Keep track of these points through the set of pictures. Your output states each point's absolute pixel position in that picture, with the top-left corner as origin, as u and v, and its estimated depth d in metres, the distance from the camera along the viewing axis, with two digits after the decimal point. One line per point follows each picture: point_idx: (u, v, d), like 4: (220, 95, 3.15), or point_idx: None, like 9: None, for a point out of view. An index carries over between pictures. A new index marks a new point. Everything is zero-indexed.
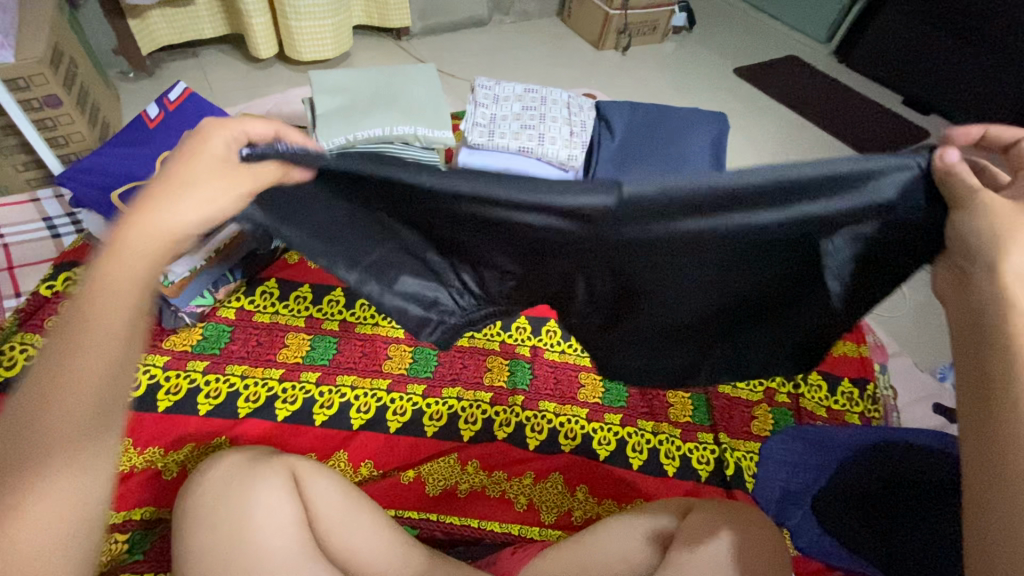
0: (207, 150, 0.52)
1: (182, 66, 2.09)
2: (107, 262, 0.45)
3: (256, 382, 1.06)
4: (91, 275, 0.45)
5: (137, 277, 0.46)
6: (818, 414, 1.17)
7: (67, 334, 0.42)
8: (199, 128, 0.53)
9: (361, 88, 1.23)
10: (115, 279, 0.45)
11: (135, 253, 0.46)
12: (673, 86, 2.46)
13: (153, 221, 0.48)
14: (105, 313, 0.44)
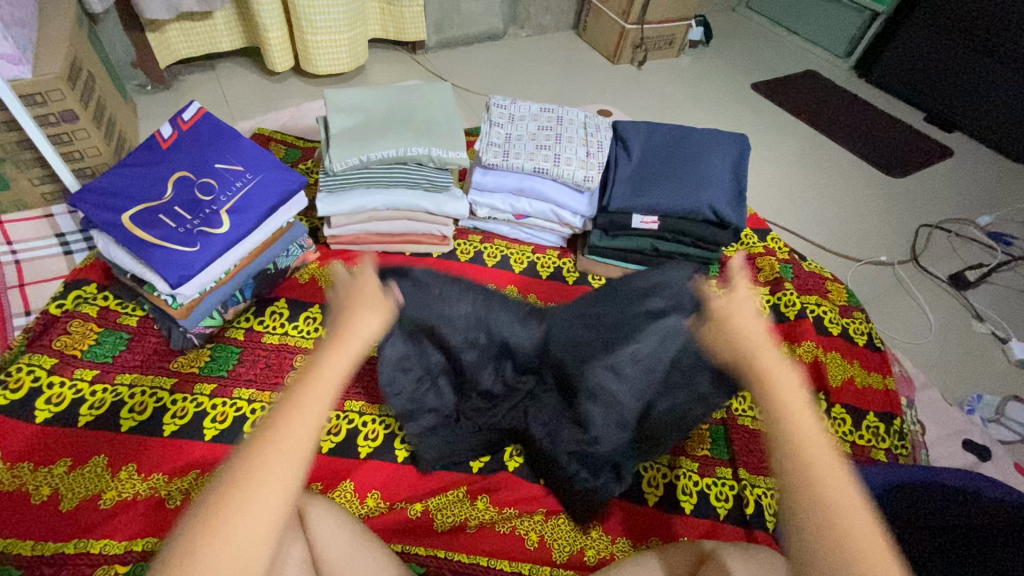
0: (364, 320, 0.61)
1: (199, 79, 2.10)
2: (285, 423, 0.50)
3: (264, 407, 1.04)
4: (270, 429, 0.50)
5: (307, 438, 0.51)
6: (843, 449, 1.12)
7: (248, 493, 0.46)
8: (367, 283, 0.66)
9: (375, 107, 1.21)
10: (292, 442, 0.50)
11: (310, 415, 0.52)
12: (689, 101, 2.43)
13: (319, 382, 0.54)
14: (291, 444, 0.49)
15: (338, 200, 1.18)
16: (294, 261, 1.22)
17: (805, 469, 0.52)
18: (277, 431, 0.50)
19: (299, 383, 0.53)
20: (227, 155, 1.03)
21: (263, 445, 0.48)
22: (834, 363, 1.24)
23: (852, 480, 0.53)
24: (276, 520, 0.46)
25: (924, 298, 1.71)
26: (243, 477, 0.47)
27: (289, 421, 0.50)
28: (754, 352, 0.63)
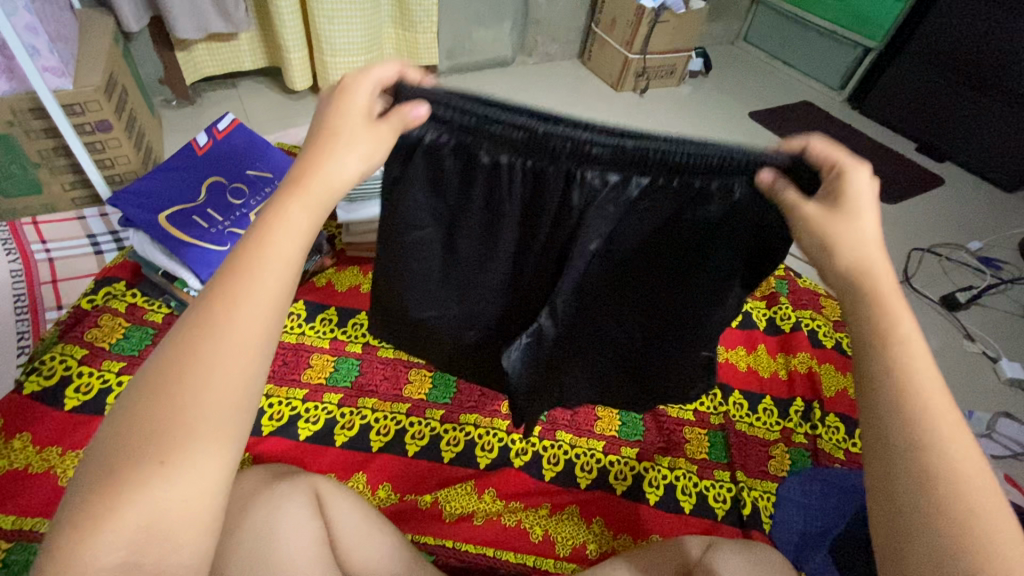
0: (346, 160, 0.50)
1: (221, 96, 2.20)
2: (225, 311, 0.41)
3: (282, 402, 1.09)
4: (204, 320, 0.41)
5: (259, 332, 0.42)
6: (836, 456, 1.15)
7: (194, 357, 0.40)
8: (357, 93, 0.53)
9: None
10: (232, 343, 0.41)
11: (253, 305, 0.42)
12: (690, 127, 2.53)
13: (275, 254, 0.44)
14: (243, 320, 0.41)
15: (358, 209, 1.25)
16: (313, 265, 1.28)
17: (907, 426, 0.41)
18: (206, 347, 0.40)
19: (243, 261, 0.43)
20: (258, 164, 1.10)
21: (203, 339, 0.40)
22: (828, 374, 1.29)
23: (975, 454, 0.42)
24: (239, 389, 0.41)
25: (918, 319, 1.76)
26: (199, 347, 0.40)
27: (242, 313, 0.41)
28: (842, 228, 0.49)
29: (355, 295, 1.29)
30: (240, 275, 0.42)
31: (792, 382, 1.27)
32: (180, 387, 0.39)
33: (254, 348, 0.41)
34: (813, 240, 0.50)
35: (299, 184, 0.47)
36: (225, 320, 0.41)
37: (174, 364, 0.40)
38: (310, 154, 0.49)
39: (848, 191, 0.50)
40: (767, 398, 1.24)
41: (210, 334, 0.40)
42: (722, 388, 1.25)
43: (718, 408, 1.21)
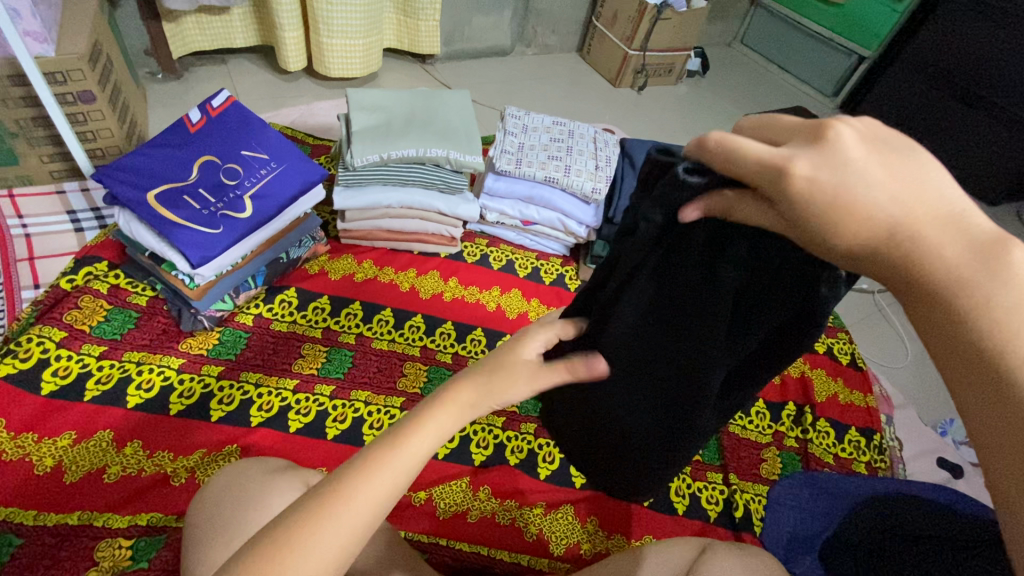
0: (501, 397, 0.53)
1: (210, 72, 2.13)
2: (361, 482, 0.45)
3: (270, 392, 1.05)
4: (367, 461, 0.46)
5: (381, 503, 0.46)
6: (826, 461, 1.17)
7: (342, 507, 0.44)
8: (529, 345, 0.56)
9: (396, 108, 1.25)
10: (360, 507, 0.45)
11: (383, 486, 0.46)
12: (686, 127, 2.53)
13: (410, 450, 0.48)
14: (377, 486, 0.46)
15: (354, 195, 1.20)
16: (306, 252, 1.25)
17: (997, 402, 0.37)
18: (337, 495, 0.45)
19: (386, 443, 0.48)
20: (253, 143, 1.06)
21: (346, 489, 0.45)
22: (819, 379, 1.30)
23: None
24: (388, 496, 0.47)
25: (902, 325, 1.80)
26: (365, 472, 0.46)
27: (370, 485, 0.45)
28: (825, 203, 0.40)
29: (349, 285, 1.26)
30: (395, 443, 0.47)
31: (786, 386, 1.27)
32: (348, 487, 0.45)
33: (376, 512, 0.46)
34: (811, 203, 0.40)
35: (454, 395, 0.51)
36: (391, 454, 0.47)
37: (349, 472, 0.46)
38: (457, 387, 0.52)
39: (744, 143, 0.42)
40: (760, 402, 1.24)
41: (383, 458, 0.47)
42: None
43: None
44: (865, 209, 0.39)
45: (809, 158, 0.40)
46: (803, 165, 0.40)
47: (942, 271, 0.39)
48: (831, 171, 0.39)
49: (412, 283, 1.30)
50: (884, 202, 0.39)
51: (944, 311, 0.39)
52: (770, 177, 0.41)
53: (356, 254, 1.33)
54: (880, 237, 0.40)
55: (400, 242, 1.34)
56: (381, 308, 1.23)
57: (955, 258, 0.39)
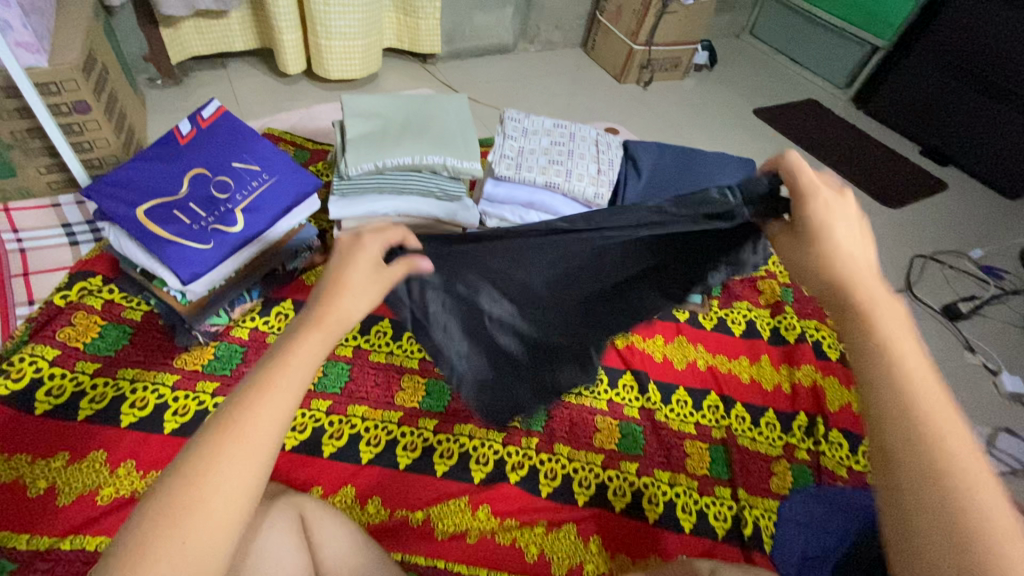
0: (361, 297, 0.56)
1: (210, 77, 2.11)
2: (247, 421, 0.43)
3: None
4: (241, 403, 0.44)
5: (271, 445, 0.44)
6: (839, 474, 1.13)
7: (236, 445, 0.43)
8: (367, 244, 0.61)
9: (392, 114, 1.22)
10: (250, 445, 0.43)
11: (272, 416, 0.44)
12: (695, 122, 2.47)
13: (288, 373, 0.46)
14: (265, 418, 0.44)
15: (349, 205, 1.17)
16: (303, 262, 1.22)
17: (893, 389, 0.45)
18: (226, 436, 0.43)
19: (262, 377, 0.46)
20: (244, 154, 1.03)
21: (228, 431, 0.43)
22: (832, 388, 1.25)
23: (961, 418, 0.44)
24: (283, 425, 0.45)
25: (919, 327, 1.74)
26: (216, 448, 0.42)
27: (252, 418, 0.44)
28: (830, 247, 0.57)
29: None
30: (269, 375, 0.46)
31: (796, 395, 1.24)
32: (202, 464, 0.41)
33: (271, 447, 0.44)
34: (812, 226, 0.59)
35: (324, 315, 0.52)
36: (274, 378, 0.46)
37: (232, 412, 0.44)
38: (317, 309, 0.52)
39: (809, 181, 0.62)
40: (769, 413, 1.21)
41: (234, 425, 0.43)
42: (724, 402, 1.22)
43: (719, 421, 1.19)
44: (840, 248, 0.56)
45: (832, 198, 0.61)
46: (827, 197, 0.61)
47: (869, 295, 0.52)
48: (844, 229, 0.58)
49: None
50: (852, 241, 0.57)
51: (859, 325, 0.49)
52: (806, 202, 0.61)
53: None
54: (837, 268, 0.55)
55: None
56: (379, 319, 1.21)
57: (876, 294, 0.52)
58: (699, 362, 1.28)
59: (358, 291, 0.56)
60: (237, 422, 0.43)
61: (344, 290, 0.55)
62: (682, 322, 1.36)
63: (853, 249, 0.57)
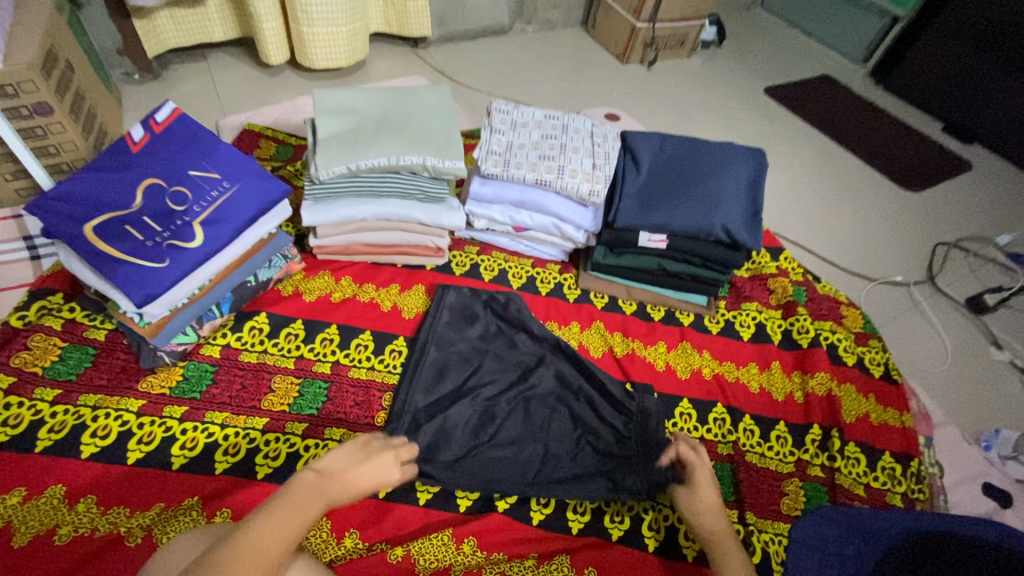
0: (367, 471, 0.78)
1: (189, 69, 2.02)
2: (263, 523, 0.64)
3: (236, 433, 0.97)
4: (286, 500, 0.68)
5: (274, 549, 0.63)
6: (856, 493, 1.05)
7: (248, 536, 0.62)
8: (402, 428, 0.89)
9: (367, 110, 1.12)
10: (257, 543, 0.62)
11: (282, 528, 0.65)
12: (702, 103, 2.33)
13: (319, 495, 0.71)
14: (270, 533, 0.63)
15: (323, 211, 1.09)
16: (277, 273, 1.15)
17: None
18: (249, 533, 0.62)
19: (301, 483, 0.72)
20: (203, 161, 0.95)
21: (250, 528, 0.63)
22: (848, 397, 1.16)
23: None
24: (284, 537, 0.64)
25: (941, 321, 1.63)
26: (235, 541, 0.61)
27: (271, 523, 0.65)
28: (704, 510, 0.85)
29: (325, 307, 1.16)
30: (300, 494, 0.70)
31: (810, 405, 1.15)
32: (224, 555, 0.59)
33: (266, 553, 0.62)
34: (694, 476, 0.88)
35: (341, 473, 0.75)
36: (305, 495, 0.70)
37: (257, 520, 0.65)
38: (334, 472, 0.75)
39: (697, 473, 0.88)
40: (780, 425, 1.12)
41: (257, 531, 0.63)
42: (731, 414, 1.13)
43: (726, 436, 1.10)
44: (708, 496, 0.86)
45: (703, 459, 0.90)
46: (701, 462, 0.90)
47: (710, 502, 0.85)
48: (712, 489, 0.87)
49: (394, 301, 1.20)
50: (700, 468, 0.89)
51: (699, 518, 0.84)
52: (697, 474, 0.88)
53: (334, 271, 1.22)
54: (701, 500, 0.86)
55: (382, 256, 1.23)
56: (359, 332, 1.13)
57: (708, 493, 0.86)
58: (704, 371, 1.20)
59: (370, 472, 0.78)
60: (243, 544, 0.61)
61: (349, 466, 0.77)
62: (686, 326, 1.27)
63: (703, 472, 0.88)
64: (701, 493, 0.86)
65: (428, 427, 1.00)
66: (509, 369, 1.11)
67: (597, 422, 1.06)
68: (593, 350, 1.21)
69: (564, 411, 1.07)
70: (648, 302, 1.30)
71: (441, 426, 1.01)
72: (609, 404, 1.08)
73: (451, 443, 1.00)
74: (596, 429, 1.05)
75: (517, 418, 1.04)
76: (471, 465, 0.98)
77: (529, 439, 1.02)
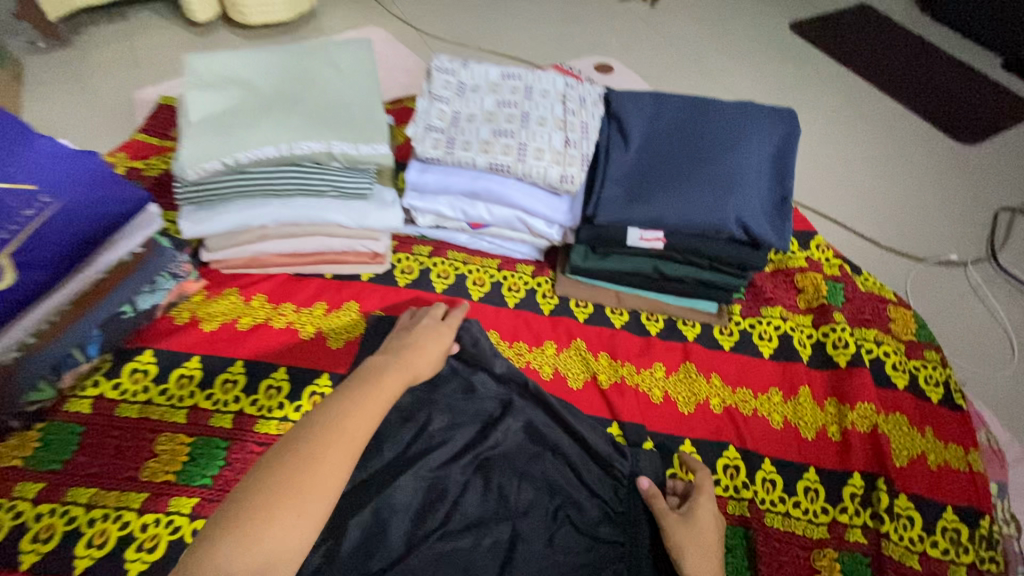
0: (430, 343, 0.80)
1: (105, 32, 1.71)
2: (371, 379, 0.68)
3: (106, 515, 0.76)
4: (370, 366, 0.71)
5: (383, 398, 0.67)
6: (908, 565, 0.81)
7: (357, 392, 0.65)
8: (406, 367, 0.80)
9: (256, 79, 0.83)
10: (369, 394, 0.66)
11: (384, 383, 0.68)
12: (715, 46, 1.96)
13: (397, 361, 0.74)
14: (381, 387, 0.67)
15: (208, 218, 0.83)
16: (165, 297, 0.90)
17: None
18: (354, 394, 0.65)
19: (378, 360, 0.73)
20: (11, 171, 0.70)
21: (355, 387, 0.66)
22: (898, 433, 0.91)
23: None
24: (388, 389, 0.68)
25: (1006, 310, 1.34)
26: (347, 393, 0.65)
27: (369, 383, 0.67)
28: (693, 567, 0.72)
29: (229, 337, 0.92)
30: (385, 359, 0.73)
31: (849, 446, 0.90)
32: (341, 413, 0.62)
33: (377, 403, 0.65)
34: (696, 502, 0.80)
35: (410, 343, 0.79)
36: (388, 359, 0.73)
37: (355, 382, 0.67)
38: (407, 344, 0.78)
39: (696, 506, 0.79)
40: (810, 473, 0.88)
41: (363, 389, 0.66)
42: (746, 459, 0.89)
43: (741, 492, 0.86)
44: (704, 519, 0.78)
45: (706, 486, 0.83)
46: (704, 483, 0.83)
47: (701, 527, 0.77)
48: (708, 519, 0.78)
49: (319, 326, 0.95)
50: (703, 499, 0.80)
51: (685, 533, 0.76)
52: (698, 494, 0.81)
53: (244, 289, 0.97)
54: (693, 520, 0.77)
55: (303, 266, 0.98)
56: (272, 370, 0.90)
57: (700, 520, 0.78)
58: (713, 402, 0.95)
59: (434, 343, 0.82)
60: (339, 421, 0.60)
61: (402, 346, 0.78)
62: (690, 342, 1.01)
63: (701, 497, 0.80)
64: (699, 511, 0.79)
65: (359, 515, 0.77)
66: (466, 421, 0.88)
67: (578, 489, 0.83)
68: (572, 379, 0.96)
69: (535, 474, 0.84)
70: (642, 310, 1.04)
71: (376, 511, 0.78)
72: (593, 464, 0.86)
73: (389, 537, 0.76)
74: (578, 500, 0.82)
75: (475, 491, 0.81)
76: (416, 563, 0.74)
77: (493, 518, 0.79)
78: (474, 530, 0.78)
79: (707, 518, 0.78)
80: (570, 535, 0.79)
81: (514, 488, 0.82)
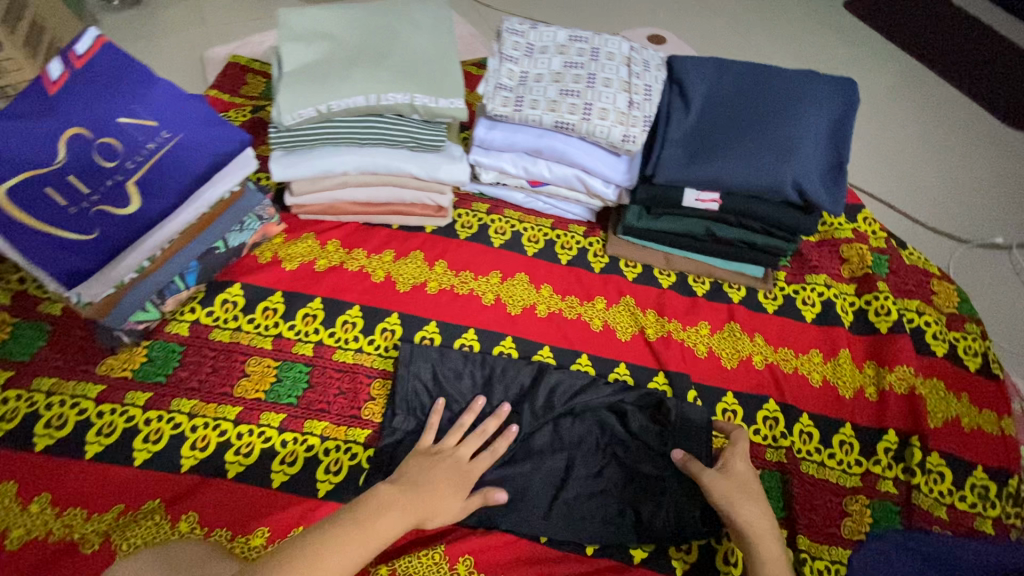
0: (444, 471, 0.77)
1: None
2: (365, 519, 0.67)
3: (206, 422, 0.86)
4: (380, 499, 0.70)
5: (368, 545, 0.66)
6: (936, 515, 0.86)
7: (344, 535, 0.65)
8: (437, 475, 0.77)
9: (344, 34, 0.89)
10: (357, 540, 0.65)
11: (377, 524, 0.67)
12: (766, 21, 1.94)
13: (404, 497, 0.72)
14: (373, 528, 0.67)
15: (296, 163, 0.90)
16: (252, 237, 0.99)
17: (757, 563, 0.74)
18: (343, 536, 0.65)
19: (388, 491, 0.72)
20: (135, 105, 0.77)
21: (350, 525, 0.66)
22: (934, 397, 0.95)
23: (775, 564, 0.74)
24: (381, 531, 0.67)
25: None
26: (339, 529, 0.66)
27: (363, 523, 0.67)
28: (748, 516, 0.77)
29: (306, 275, 1.00)
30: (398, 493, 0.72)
31: (885, 406, 0.95)
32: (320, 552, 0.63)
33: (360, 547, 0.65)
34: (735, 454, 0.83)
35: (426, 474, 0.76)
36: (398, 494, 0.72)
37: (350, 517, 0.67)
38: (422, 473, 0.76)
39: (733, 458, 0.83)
40: (846, 428, 0.93)
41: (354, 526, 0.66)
42: (785, 412, 0.94)
43: (779, 441, 0.92)
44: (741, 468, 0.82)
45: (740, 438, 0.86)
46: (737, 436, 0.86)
47: (740, 477, 0.81)
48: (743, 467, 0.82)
49: (387, 270, 1.03)
50: (739, 453, 0.84)
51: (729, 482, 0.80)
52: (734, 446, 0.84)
53: (320, 234, 1.05)
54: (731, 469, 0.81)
55: (374, 215, 1.05)
56: (346, 307, 0.98)
57: (740, 470, 0.82)
58: (756, 359, 1.00)
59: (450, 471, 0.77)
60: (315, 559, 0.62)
61: (417, 477, 0.75)
62: (735, 303, 1.06)
63: (739, 449, 0.84)
64: (736, 461, 0.82)
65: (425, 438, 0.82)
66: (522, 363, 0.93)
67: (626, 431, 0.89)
68: (621, 332, 1.02)
69: (586, 416, 0.89)
70: (689, 272, 1.09)
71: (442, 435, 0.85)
72: (642, 411, 0.91)
73: None
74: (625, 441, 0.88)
75: (532, 426, 0.87)
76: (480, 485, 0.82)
77: (548, 450, 0.86)
78: (532, 459, 0.85)
79: (743, 469, 0.82)
80: (616, 472, 0.86)
81: (565, 427, 0.88)
